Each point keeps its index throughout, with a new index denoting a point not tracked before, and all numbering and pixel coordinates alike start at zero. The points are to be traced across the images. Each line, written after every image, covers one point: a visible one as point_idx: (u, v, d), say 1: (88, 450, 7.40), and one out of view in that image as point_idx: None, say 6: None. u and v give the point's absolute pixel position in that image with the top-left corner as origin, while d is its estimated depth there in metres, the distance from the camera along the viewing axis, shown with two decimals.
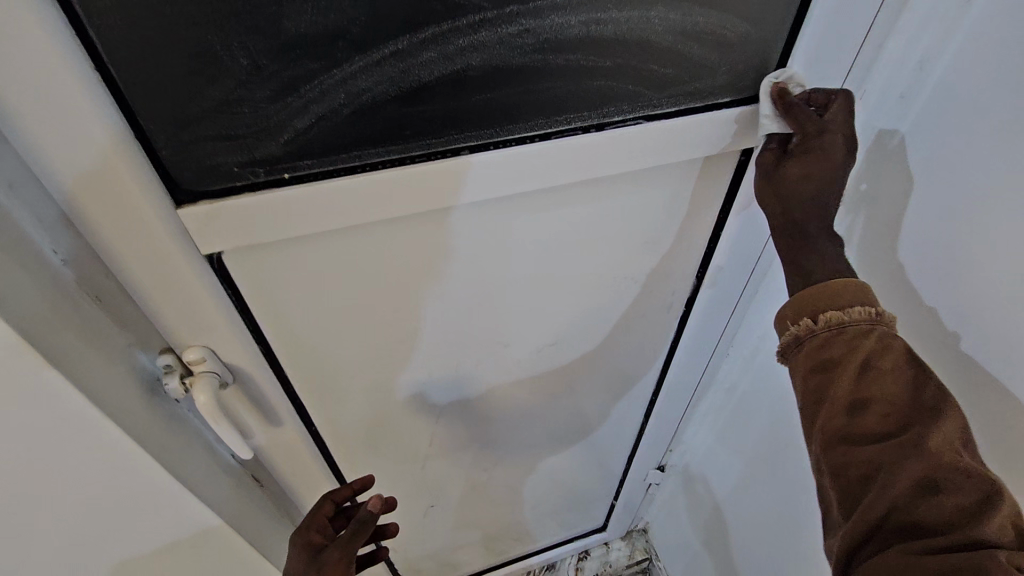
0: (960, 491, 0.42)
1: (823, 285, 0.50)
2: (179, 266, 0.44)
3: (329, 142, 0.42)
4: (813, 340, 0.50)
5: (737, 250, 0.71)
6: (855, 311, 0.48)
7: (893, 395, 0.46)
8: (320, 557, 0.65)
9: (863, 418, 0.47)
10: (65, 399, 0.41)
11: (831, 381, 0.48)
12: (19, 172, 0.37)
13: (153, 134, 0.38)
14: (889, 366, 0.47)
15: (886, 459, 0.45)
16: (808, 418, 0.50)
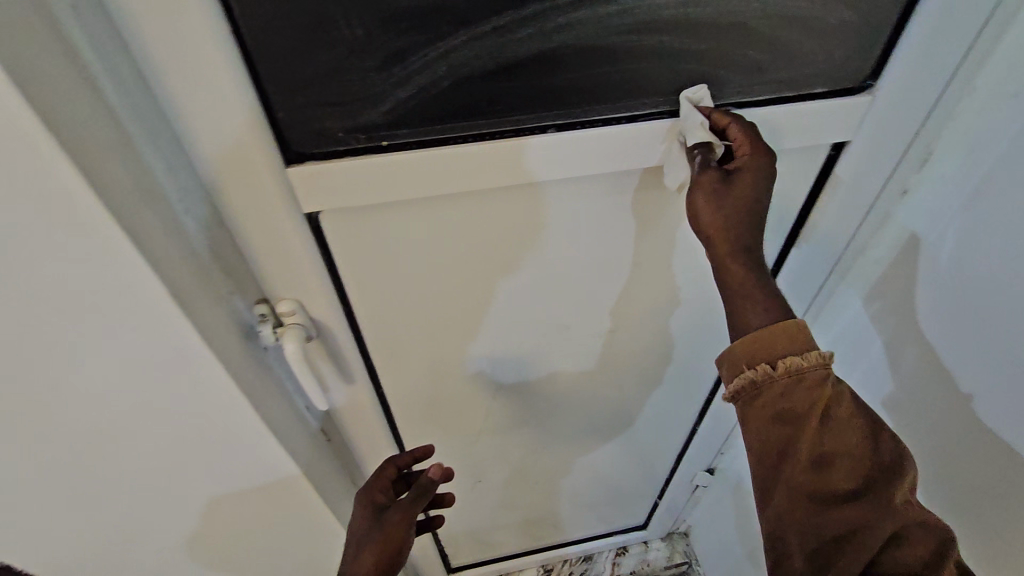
0: (923, 540, 0.47)
1: (775, 330, 0.49)
2: (282, 220, 0.48)
3: (426, 113, 0.45)
4: (771, 386, 0.49)
5: (819, 247, 0.66)
6: (811, 354, 0.49)
7: (853, 452, 0.48)
8: (383, 515, 0.71)
9: (832, 476, 0.48)
10: (179, 337, 0.45)
11: (796, 438, 0.49)
12: (158, 122, 0.41)
13: (273, 97, 0.42)
14: (846, 416, 0.49)
15: (860, 521, 0.47)
16: (766, 472, 0.50)
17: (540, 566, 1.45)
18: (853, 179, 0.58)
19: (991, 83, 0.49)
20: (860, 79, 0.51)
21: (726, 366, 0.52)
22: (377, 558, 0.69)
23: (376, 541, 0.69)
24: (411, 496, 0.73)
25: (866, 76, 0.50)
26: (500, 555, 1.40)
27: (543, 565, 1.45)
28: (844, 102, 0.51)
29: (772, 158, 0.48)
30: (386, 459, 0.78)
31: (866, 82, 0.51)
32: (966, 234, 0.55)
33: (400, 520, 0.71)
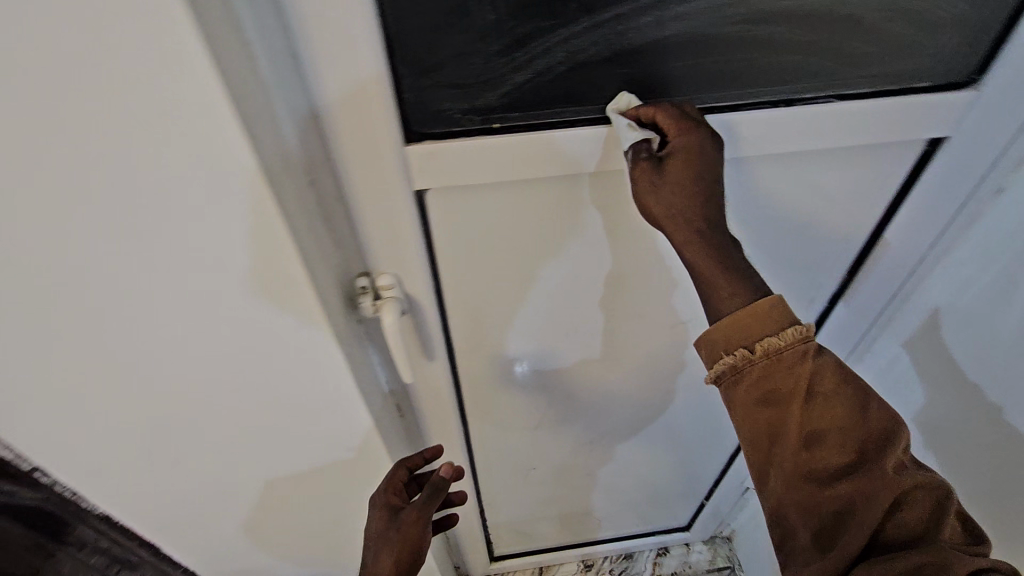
0: (919, 503, 0.49)
1: (748, 311, 0.50)
2: (394, 194, 0.50)
3: (538, 97, 0.47)
4: (752, 370, 0.51)
5: (900, 250, 0.67)
6: (789, 332, 0.50)
7: (841, 426, 0.50)
8: (399, 516, 0.72)
9: (822, 450, 0.50)
10: (300, 297, 0.49)
11: (784, 418, 0.50)
12: (299, 98, 0.43)
13: (402, 78, 0.45)
14: (830, 388, 0.50)
15: (857, 493, 0.49)
16: (762, 456, 0.52)
17: (580, 561, 1.46)
18: (918, 215, 0.63)
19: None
20: (965, 74, 0.51)
21: (706, 352, 0.52)
22: (395, 560, 0.70)
23: (393, 543, 0.70)
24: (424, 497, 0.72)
25: (971, 70, 0.50)
26: (542, 547, 1.42)
27: (584, 561, 1.46)
28: (950, 97, 0.51)
29: (703, 134, 0.47)
30: (398, 462, 0.75)
31: (970, 78, 0.51)
32: None
33: (415, 522, 0.71)
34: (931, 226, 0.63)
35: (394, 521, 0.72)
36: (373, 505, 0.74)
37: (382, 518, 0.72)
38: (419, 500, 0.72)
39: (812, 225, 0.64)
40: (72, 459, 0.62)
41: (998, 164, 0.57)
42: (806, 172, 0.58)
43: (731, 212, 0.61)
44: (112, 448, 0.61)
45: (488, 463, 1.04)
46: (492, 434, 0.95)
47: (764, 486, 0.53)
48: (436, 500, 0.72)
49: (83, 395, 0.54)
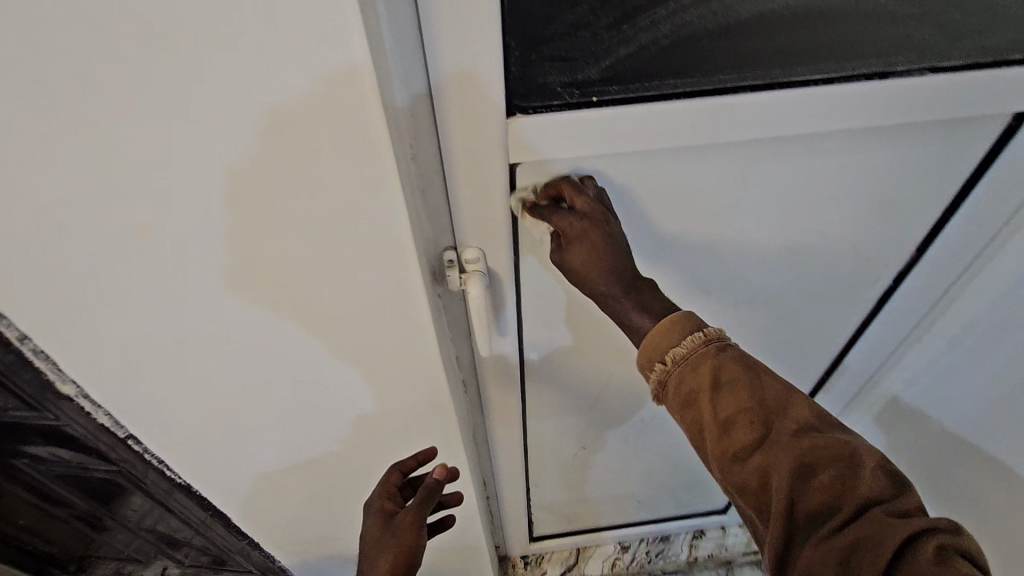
0: (831, 462, 0.47)
1: (654, 329, 0.54)
2: (492, 164, 0.52)
3: (640, 70, 0.48)
4: (671, 378, 0.53)
5: (978, 218, 0.65)
6: (689, 339, 0.53)
7: (748, 407, 0.50)
8: (393, 521, 0.72)
9: (734, 435, 0.50)
10: (398, 267, 0.50)
11: (699, 413, 0.51)
12: (416, 70, 0.44)
13: (511, 50, 0.46)
14: (735, 378, 0.51)
15: (776, 465, 0.48)
16: (700, 453, 0.53)
17: (618, 543, 1.48)
18: (986, 206, 0.63)
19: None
20: None
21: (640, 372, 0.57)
22: (391, 563, 0.70)
23: (389, 548, 0.70)
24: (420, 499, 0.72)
25: None
26: (580, 528, 1.44)
27: (621, 543, 1.48)
28: None
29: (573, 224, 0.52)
30: (393, 465, 0.76)
31: None
32: None
33: (410, 525, 0.71)
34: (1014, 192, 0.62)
35: (390, 525, 0.72)
36: (369, 510, 0.75)
37: (379, 523, 0.72)
38: (414, 502, 0.72)
39: (891, 203, 0.64)
40: (165, 423, 0.64)
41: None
42: (841, 161, 0.58)
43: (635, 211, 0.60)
44: (204, 412, 0.63)
45: (538, 443, 1.06)
46: (547, 415, 0.96)
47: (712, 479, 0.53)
48: (430, 501, 0.72)
49: (190, 360, 0.56)
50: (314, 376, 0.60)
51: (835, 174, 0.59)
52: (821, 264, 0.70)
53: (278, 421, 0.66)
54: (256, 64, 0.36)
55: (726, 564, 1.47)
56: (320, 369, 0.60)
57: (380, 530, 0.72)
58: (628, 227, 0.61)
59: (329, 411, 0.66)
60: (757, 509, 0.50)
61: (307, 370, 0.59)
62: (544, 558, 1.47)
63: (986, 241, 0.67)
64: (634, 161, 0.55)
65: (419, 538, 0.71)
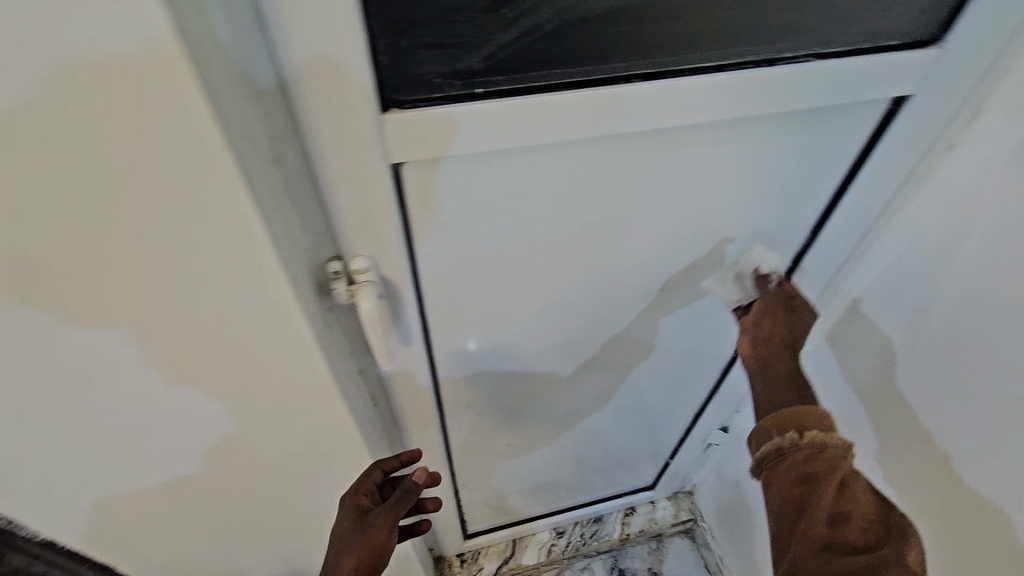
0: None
1: (806, 409, 0.60)
2: (369, 168, 0.46)
3: (524, 59, 0.44)
4: (797, 454, 0.59)
5: (877, 185, 0.65)
6: (836, 437, 0.59)
7: (863, 516, 0.58)
8: (365, 520, 0.69)
9: (845, 530, 0.57)
10: (267, 287, 0.44)
11: (815, 498, 0.57)
12: (263, 62, 0.38)
13: (377, 37, 0.40)
14: (857, 489, 0.59)
15: (869, 573, 0.54)
16: (787, 527, 0.58)
17: (552, 529, 1.48)
18: (868, 188, 0.66)
19: (1006, 106, 0.55)
20: (928, 31, 0.53)
21: (755, 437, 0.62)
22: (357, 562, 0.67)
23: (358, 546, 0.68)
24: (395, 499, 0.71)
25: (934, 27, 0.52)
26: (513, 519, 1.43)
27: (555, 528, 1.48)
28: (917, 56, 0.52)
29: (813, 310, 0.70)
30: (374, 460, 0.73)
31: (935, 34, 0.53)
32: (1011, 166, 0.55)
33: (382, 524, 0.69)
34: (907, 155, 0.62)
35: (360, 523, 0.70)
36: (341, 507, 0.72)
37: (350, 520, 0.70)
38: (389, 501, 0.70)
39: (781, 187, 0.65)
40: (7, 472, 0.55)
41: (945, 129, 0.59)
42: (734, 148, 0.58)
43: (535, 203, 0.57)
44: (56, 456, 0.55)
45: (463, 443, 1.03)
46: (469, 415, 0.93)
47: (783, 553, 0.59)
48: (408, 503, 0.71)
49: (31, 402, 0.48)
50: (186, 409, 0.53)
51: (727, 164, 0.60)
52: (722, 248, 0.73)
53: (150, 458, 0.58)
54: (47, 58, 0.29)
55: (656, 536, 1.52)
56: (193, 401, 0.53)
57: (351, 525, 0.70)
58: (532, 222, 0.59)
59: (213, 443, 0.59)
60: None
61: (180, 406, 0.53)
62: (480, 553, 1.45)
63: (868, 224, 0.70)
64: (525, 156, 0.51)
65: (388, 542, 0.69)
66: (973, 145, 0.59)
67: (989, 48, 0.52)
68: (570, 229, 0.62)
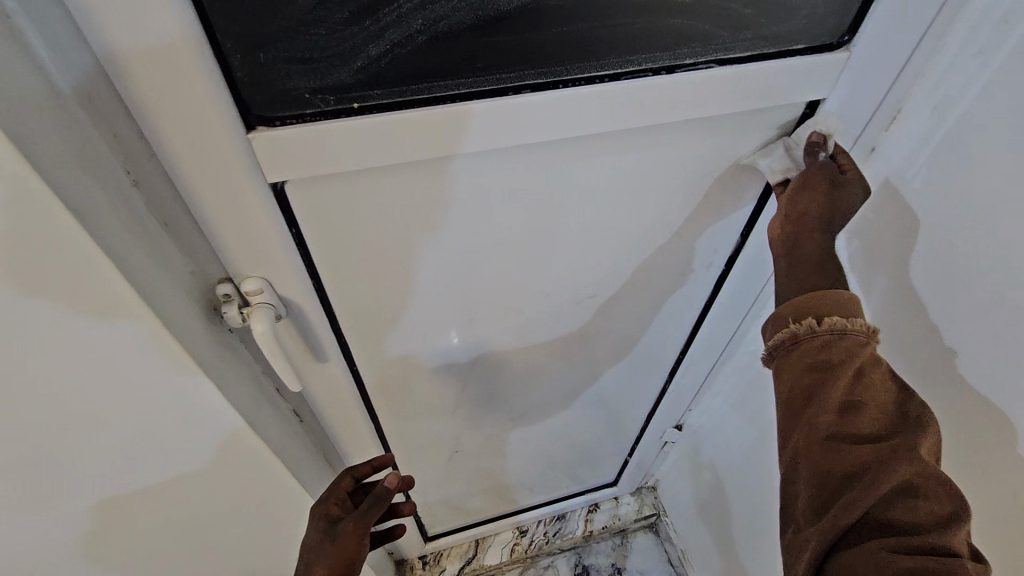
0: (939, 499, 0.48)
1: (827, 291, 0.54)
2: (244, 190, 0.44)
3: (400, 73, 0.42)
4: (812, 340, 0.54)
5: None
6: (858, 321, 0.53)
7: (881, 405, 0.52)
8: (335, 528, 0.63)
9: (859, 419, 0.51)
10: (133, 317, 0.42)
11: (827, 385, 0.52)
12: (99, 85, 0.36)
13: (229, 53, 0.37)
14: (878, 378, 0.53)
15: (876, 462, 0.49)
16: (793, 417, 0.54)
17: (515, 528, 1.47)
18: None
19: (923, 106, 0.55)
20: (836, 35, 0.51)
21: (771, 324, 0.58)
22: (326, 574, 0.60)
23: (325, 553, 0.61)
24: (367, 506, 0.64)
25: (842, 31, 0.51)
26: (474, 520, 1.41)
27: (518, 528, 1.47)
28: (824, 60, 0.51)
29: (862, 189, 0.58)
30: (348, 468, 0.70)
31: (843, 38, 0.51)
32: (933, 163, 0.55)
33: (352, 532, 0.62)
34: None
35: (329, 532, 0.63)
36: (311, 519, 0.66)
37: (318, 530, 0.64)
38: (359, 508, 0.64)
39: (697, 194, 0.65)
40: None
41: (865, 131, 0.58)
42: (643, 154, 0.57)
43: (440, 216, 0.55)
44: None
45: (408, 455, 1.00)
46: (411, 427, 0.91)
47: (786, 444, 0.55)
48: (380, 510, 0.65)
49: None
50: None
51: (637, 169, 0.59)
52: (649, 263, 0.74)
53: None
54: None
55: (620, 531, 1.52)
56: None
57: (319, 536, 0.64)
58: (439, 233, 0.57)
59: None
60: (820, 491, 0.51)
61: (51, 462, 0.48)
62: (443, 555, 1.44)
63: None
64: (421, 172, 0.50)
65: (357, 551, 0.62)
66: (895, 147, 0.58)
67: (900, 53, 0.52)
68: (484, 239, 0.60)
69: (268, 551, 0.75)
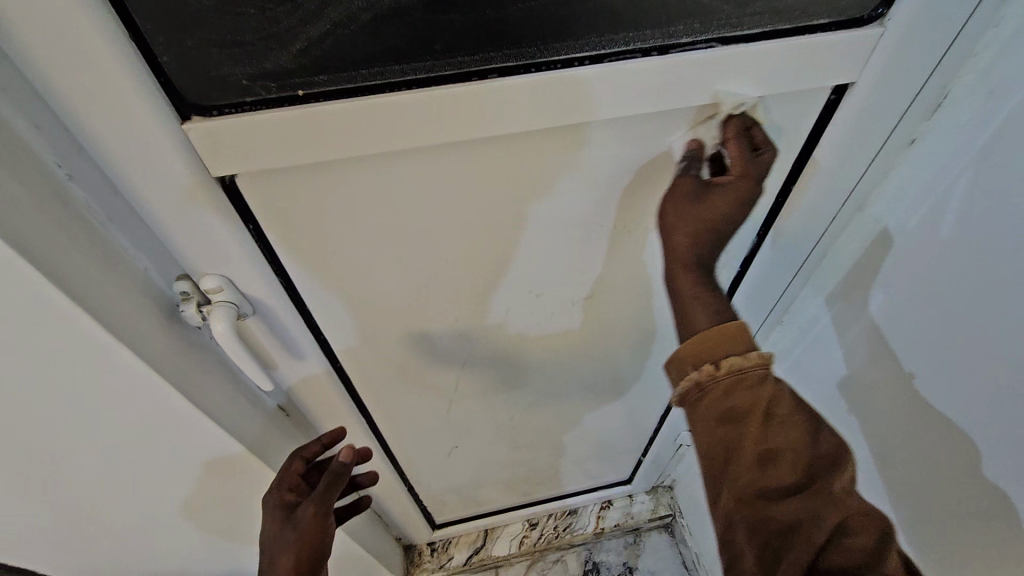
0: (867, 528, 0.46)
1: (718, 329, 0.48)
2: (186, 185, 0.41)
3: (345, 56, 0.37)
4: (715, 387, 0.48)
5: (809, 211, 0.60)
6: (752, 355, 0.48)
7: (795, 446, 0.47)
8: (295, 515, 0.62)
9: (775, 468, 0.47)
10: (73, 323, 0.39)
11: (741, 436, 0.48)
12: (11, 74, 0.34)
13: (150, 36, 0.34)
14: (787, 413, 0.48)
15: (806, 512, 0.46)
16: (715, 474, 0.49)
17: (524, 521, 1.45)
18: (792, 233, 0.63)
19: (969, 97, 0.49)
20: (867, 7, 0.43)
21: (670, 372, 0.51)
22: (297, 562, 0.61)
23: (290, 543, 0.61)
24: (325, 486, 0.63)
25: (874, 3, 0.43)
26: (484, 512, 1.40)
27: (528, 520, 1.45)
28: (852, 37, 0.44)
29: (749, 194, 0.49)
30: (295, 448, 0.67)
31: (876, 12, 0.44)
32: (979, 156, 0.49)
33: (315, 518, 0.62)
34: (850, 171, 0.56)
35: (288, 522, 0.63)
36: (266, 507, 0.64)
37: (275, 520, 0.63)
38: (316, 491, 0.63)
39: None
40: None
41: (900, 125, 0.52)
42: (642, 149, 0.50)
43: (415, 216, 0.51)
44: None
45: (408, 450, 0.98)
46: (408, 425, 0.88)
47: (714, 503, 0.50)
48: (340, 483, 0.64)
49: None
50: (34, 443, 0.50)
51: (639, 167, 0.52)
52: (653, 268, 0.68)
53: None
54: None
55: (633, 530, 1.48)
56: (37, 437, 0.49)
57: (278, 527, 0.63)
58: (416, 235, 0.53)
59: None
60: (759, 550, 0.47)
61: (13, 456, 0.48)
62: (451, 543, 1.43)
63: (790, 277, 0.70)
64: (386, 167, 0.45)
65: (325, 529, 0.63)
66: (934, 141, 0.53)
67: (949, 30, 0.45)
68: (468, 242, 0.55)
69: (256, 544, 0.75)
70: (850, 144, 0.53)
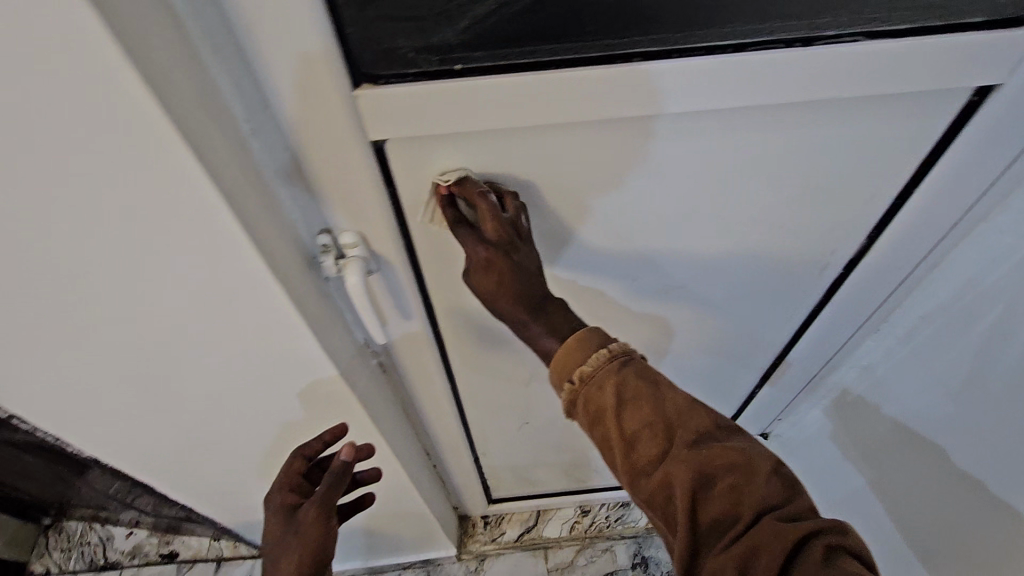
0: (728, 469, 0.47)
1: (560, 348, 0.54)
2: (347, 146, 0.45)
3: (504, 34, 0.40)
4: (578, 398, 0.53)
5: (927, 217, 0.60)
6: (593, 355, 0.53)
7: (649, 421, 0.50)
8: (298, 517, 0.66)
9: (640, 449, 0.50)
10: (246, 262, 0.45)
11: (605, 431, 0.51)
12: (224, 39, 0.39)
13: (342, 9, 0.38)
14: (639, 392, 0.51)
15: (675, 475, 0.48)
16: (613, 468, 0.53)
17: (576, 506, 1.48)
18: (903, 238, 0.62)
19: None
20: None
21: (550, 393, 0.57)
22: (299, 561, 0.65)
23: (294, 544, 0.65)
24: (326, 488, 0.66)
25: None
26: (538, 493, 1.43)
27: (580, 506, 1.48)
28: (1006, 37, 0.43)
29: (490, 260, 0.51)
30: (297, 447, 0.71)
31: None
32: None
33: (315, 520, 0.65)
34: (979, 178, 0.55)
35: (293, 522, 0.66)
36: (274, 505, 0.69)
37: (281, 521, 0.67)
38: (318, 492, 0.66)
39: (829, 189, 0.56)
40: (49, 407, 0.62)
41: None
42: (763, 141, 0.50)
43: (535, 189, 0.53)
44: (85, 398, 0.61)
45: (479, 422, 1.03)
46: (485, 396, 0.92)
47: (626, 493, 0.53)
48: (340, 486, 0.67)
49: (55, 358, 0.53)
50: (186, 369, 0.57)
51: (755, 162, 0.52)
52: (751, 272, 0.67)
53: (165, 407, 0.63)
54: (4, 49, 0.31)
55: None
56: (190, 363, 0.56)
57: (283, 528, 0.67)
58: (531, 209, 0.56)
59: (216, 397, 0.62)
60: (664, 523, 0.49)
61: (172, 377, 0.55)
62: (503, 519, 1.48)
63: (896, 283, 0.69)
64: (519, 141, 0.48)
65: (326, 530, 0.66)
66: None
67: None
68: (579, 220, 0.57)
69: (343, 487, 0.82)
70: (987, 150, 0.52)
